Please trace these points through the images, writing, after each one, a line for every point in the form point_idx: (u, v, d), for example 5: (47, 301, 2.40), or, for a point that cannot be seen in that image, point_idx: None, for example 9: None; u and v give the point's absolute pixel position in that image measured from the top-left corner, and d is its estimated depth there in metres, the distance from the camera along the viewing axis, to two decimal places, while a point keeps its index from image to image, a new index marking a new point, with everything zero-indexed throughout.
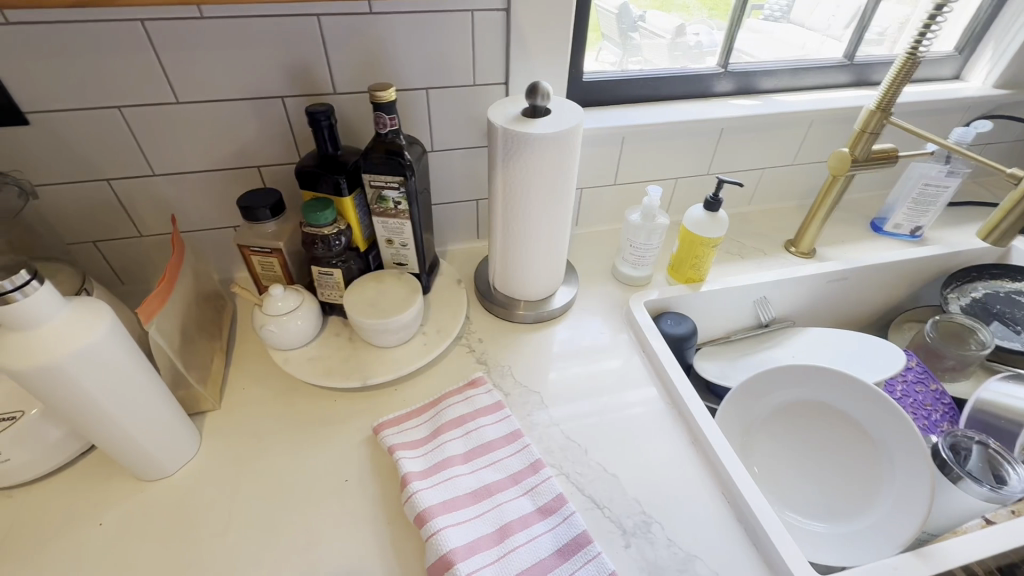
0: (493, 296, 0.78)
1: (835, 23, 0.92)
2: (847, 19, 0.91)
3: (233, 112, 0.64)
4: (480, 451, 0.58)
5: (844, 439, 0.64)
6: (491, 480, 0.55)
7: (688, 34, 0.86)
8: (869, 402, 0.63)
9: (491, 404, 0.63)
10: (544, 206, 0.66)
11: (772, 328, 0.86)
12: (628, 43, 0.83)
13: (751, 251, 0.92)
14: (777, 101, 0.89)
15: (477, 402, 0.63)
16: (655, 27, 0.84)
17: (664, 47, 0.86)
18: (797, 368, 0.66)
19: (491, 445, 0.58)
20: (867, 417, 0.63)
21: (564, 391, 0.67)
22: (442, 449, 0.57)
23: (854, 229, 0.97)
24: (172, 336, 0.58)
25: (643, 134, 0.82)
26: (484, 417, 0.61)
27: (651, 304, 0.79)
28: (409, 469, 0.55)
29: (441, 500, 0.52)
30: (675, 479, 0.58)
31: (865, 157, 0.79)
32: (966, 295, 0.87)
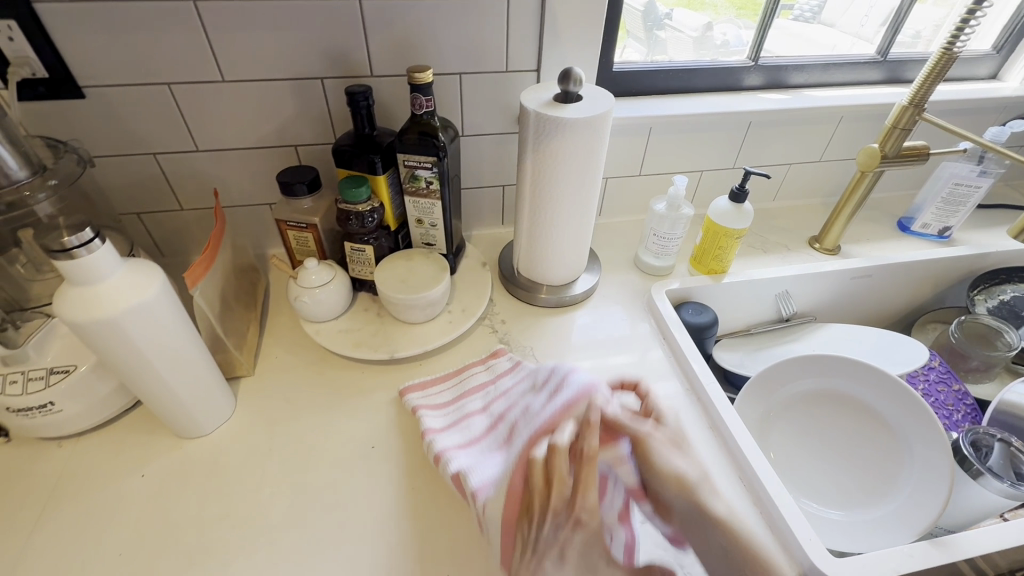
0: (517, 280, 0.79)
1: (868, 22, 0.91)
2: (880, 17, 0.90)
3: (275, 91, 0.67)
4: (496, 399, 0.60)
5: (864, 433, 0.65)
6: (503, 411, 0.57)
7: (714, 32, 0.86)
8: (892, 395, 0.63)
9: (511, 366, 0.64)
10: (573, 190, 0.67)
11: (793, 322, 0.86)
12: (654, 40, 0.84)
13: (774, 245, 0.92)
14: (807, 96, 0.89)
15: (498, 367, 0.64)
16: (680, 25, 0.84)
17: (687, 47, 0.86)
18: (820, 359, 0.67)
19: (506, 390, 0.60)
20: (889, 410, 0.64)
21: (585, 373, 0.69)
22: (462, 407, 0.60)
23: (880, 228, 0.97)
24: (213, 302, 0.60)
25: (670, 125, 0.83)
26: (504, 376, 0.63)
27: (672, 293, 0.80)
28: (429, 425, 0.58)
29: (458, 442, 0.56)
30: None
31: (894, 154, 0.79)
32: (994, 296, 0.87)
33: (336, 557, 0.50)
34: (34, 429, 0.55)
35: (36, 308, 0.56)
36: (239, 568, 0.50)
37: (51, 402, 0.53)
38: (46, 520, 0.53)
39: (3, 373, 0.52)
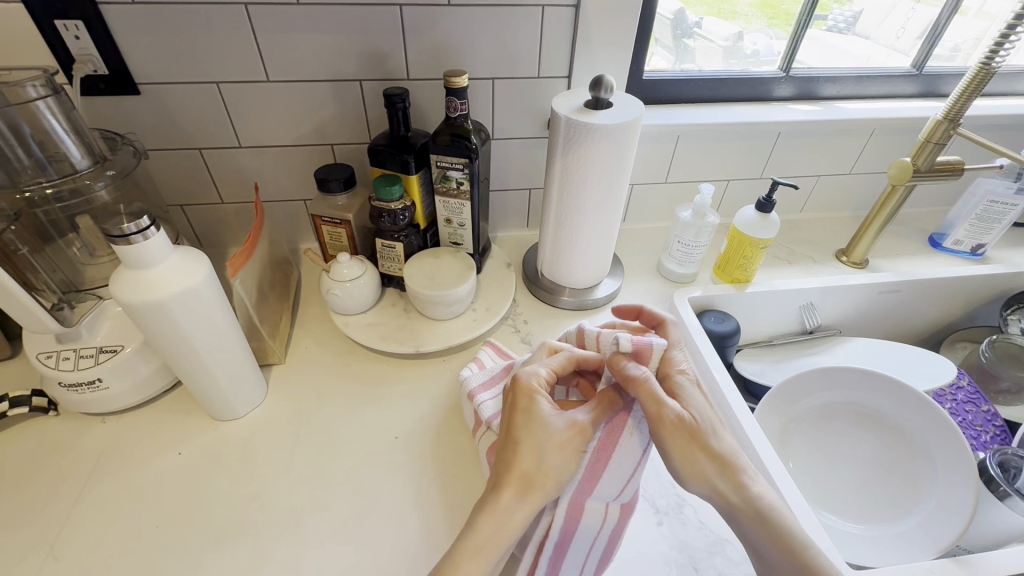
0: (540, 281, 0.81)
1: (904, 35, 0.90)
2: (917, 31, 0.90)
3: (316, 92, 0.70)
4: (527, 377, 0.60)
5: (889, 449, 0.64)
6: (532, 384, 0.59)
7: (745, 42, 0.86)
8: (917, 408, 0.62)
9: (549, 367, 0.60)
10: (600, 195, 0.68)
11: (817, 335, 0.86)
12: (683, 50, 0.85)
13: (800, 257, 0.92)
14: (839, 108, 0.88)
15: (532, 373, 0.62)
16: (711, 34, 0.85)
17: (719, 53, 0.86)
18: (844, 372, 0.66)
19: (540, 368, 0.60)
20: (914, 426, 0.63)
21: None
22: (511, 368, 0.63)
23: (911, 243, 0.95)
24: (251, 291, 0.63)
25: (698, 133, 0.83)
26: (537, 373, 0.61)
27: (695, 301, 0.80)
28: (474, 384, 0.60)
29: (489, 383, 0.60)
30: None
31: (927, 168, 0.78)
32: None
33: (358, 541, 0.52)
34: (82, 403, 0.58)
35: (89, 289, 0.59)
36: (267, 546, 0.52)
37: (98, 378, 0.56)
38: (89, 489, 0.56)
39: (57, 349, 0.55)
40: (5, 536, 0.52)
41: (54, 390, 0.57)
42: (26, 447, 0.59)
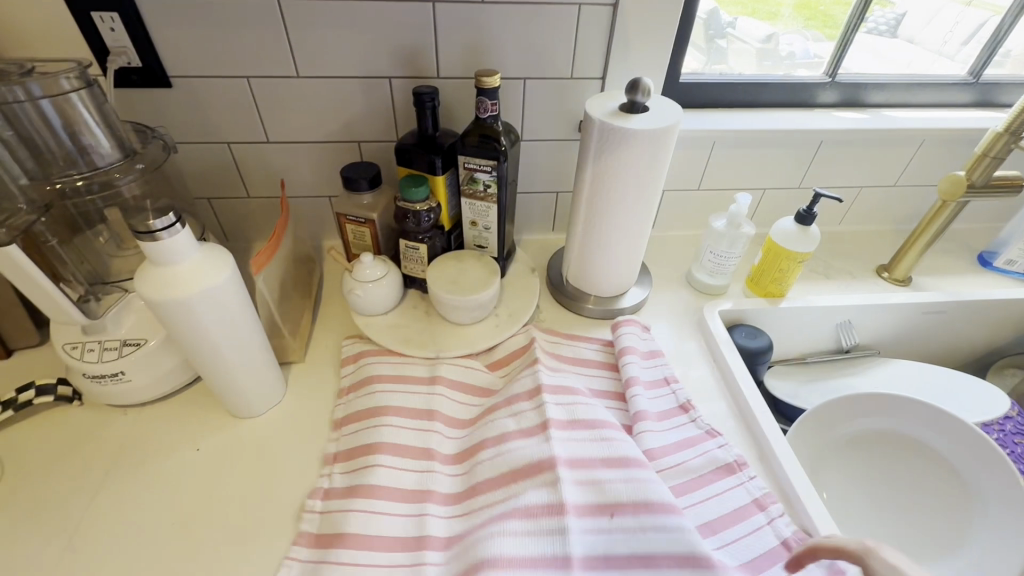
0: (564, 288, 0.79)
1: (951, 39, 0.85)
2: (964, 35, 0.85)
3: (345, 88, 0.69)
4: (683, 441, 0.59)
5: (936, 475, 0.60)
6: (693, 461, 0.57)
7: (779, 43, 0.82)
8: (964, 441, 0.58)
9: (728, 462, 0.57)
10: (631, 203, 0.65)
11: (853, 354, 0.82)
12: (712, 49, 0.81)
13: (838, 272, 0.87)
14: (887, 117, 0.84)
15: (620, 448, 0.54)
16: (743, 33, 0.80)
17: (751, 54, 0.82)
18: (909, 403, 0.61)
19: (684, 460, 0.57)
20: (962, 462, 0.59)
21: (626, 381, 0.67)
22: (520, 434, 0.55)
23: (958, 261, 0.90)
24: (273, 289, 0.63)
25: (736, 140, 0.80)
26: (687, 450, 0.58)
27: (724, 313, 0.77)
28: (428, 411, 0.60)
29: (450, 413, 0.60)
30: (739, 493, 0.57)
31: (982, 184, 0.73)
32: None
33: None
34: (106, 395, 0.58)
35: (116, 282, 0.59)
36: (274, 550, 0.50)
37: (122, 371, 0.56)
38: (109, 481, 0.56)
39: (83, 341, 0.56)
40: (27, 526, 0.53)
41: (79, 381, 0.58)
42: (49, 436, 0.60)
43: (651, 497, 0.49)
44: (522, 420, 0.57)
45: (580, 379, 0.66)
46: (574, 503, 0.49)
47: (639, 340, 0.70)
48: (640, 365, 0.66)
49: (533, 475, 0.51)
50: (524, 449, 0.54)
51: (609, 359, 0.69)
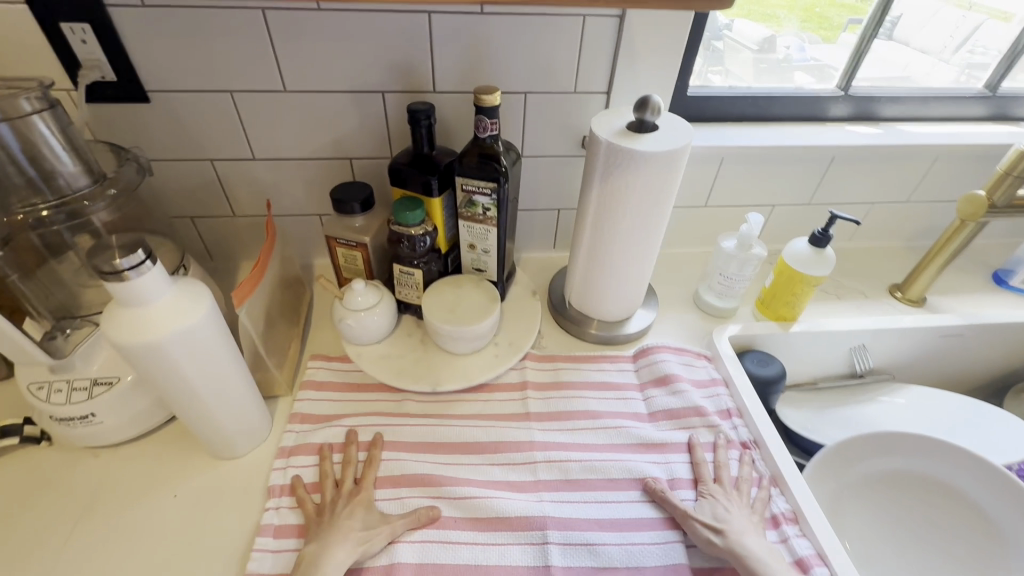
0: (566, 313, 0.74)
1: (948, 46, 0.82)
2: (959, 43, 0.82)
3: (336, 104, 0.65)
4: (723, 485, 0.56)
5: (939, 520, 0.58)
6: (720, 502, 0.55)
7: (775, 47, 0.78)
8: (1003, 492, 0.56)
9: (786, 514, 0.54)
10: (639, 227, 0.62)
11: (867, 380, 0.78)
12: (709, 52, 0.76)
13: (850, 292, 0.84)
14: (901, 131, 0.81)
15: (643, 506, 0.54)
16: (740, 36, 0.76)
17: (749, 60, 0.78)
18: (901, 440, 0.60)
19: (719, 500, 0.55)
20: (1000, 515, 0.56)
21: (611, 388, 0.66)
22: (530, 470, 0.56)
23: (973, 279, 0.87)
24: (257, 320, 0.59)
25: (745, 156, 0.77)
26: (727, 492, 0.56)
27: (735, 338, 0.73)
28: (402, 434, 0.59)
29: (414, 438, 0.59)
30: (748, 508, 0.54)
31: (1003, 204, 0.70)
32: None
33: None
34: (76, 437, 0.54)
35: (86, 315, 0.55)
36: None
37: (92, 413, 0.52)
38: (78, 532, 0.52)
39: (49, 380, 0.51)
40: None
41: (47, 423, 0.53)
42: (13, 481, 0.55)
43: (646, 565, 0.50)
44: (511, 471, 0.56)
45: (604, 399, 0.64)
46: (564, 567, 0.49)
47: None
48: (664, 399, 0.64)
49: (520, 531, 0.51)
50: (514, 503, 0.53)
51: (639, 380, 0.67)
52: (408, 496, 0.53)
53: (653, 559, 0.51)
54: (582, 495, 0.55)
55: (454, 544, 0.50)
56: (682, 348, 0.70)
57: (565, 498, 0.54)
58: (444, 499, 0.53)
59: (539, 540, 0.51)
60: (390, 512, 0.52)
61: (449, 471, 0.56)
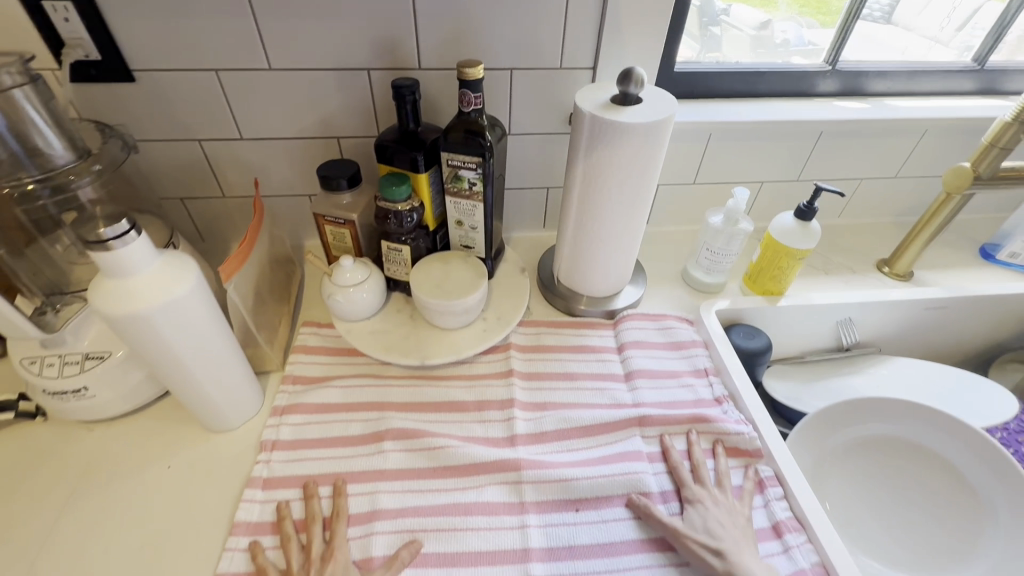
0: (555, 288, 0.75)
1: (948, 25, 0.82)
2: (960, 20, 0.82)
3: (322, 82, 0.65)
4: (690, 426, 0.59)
5: (906, 480, 0.59)
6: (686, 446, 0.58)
7: (773, 30, 0.79)
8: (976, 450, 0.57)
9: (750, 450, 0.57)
10: (623, 200, 0.62)
11: (853, 353, 0.79)
12: (706, 37, 0.77)
13: (837, 267, 0.85)
14: (888, 106, 0.81)
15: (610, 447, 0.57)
16: (736, 20, 0.77)
17: (745, 42, 0.79)
18: (880, 404, 0.60)
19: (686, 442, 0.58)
20: (974, 474, 0.57)
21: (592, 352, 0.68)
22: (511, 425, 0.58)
23: (960, 253, 0.87)
24: (246, 296, 0.60)
25: (732, 132, 0.77)
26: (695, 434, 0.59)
27: (723, 313, 0.74)
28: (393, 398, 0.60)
29: (405, 398, 0.61)
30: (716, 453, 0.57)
31: (988, 176, 0.71)
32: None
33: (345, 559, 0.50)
34: (69, 411, 0.55)
35: (76, 292, 0.55)
36: (239, 535, 0.49)
37: (85, 387, 0.53)
38: (74, 501, 0.53)
39: (41, 355, 0.52)
40: None
41: (41, 398, 0.54)
42: (9, 456, 0.56)
43: (612, 500, 0.53)
44: (490, 427, 0.59)
45: (584, 363, 0.66)
46: (536, 503, 0.52)
47: (643, 332, 0.70)
48: (642, 360, 0.66)
49: (496, 472, 0.54)
50: (490, 450, 0.56)
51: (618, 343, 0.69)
52: (389, 450, 0.55)
53: (619, 488, 0.53)
54: (553, 444, 0.57)
55: (433, 492, 0.52)
56: (658, 315, 0.72)
57: (540, 445, 0.57)
58: (426, 450, 0.55)
59: (513, 481, 0.54)
60: (378, 466, 0.54)
61: (434, 427, 0.58)
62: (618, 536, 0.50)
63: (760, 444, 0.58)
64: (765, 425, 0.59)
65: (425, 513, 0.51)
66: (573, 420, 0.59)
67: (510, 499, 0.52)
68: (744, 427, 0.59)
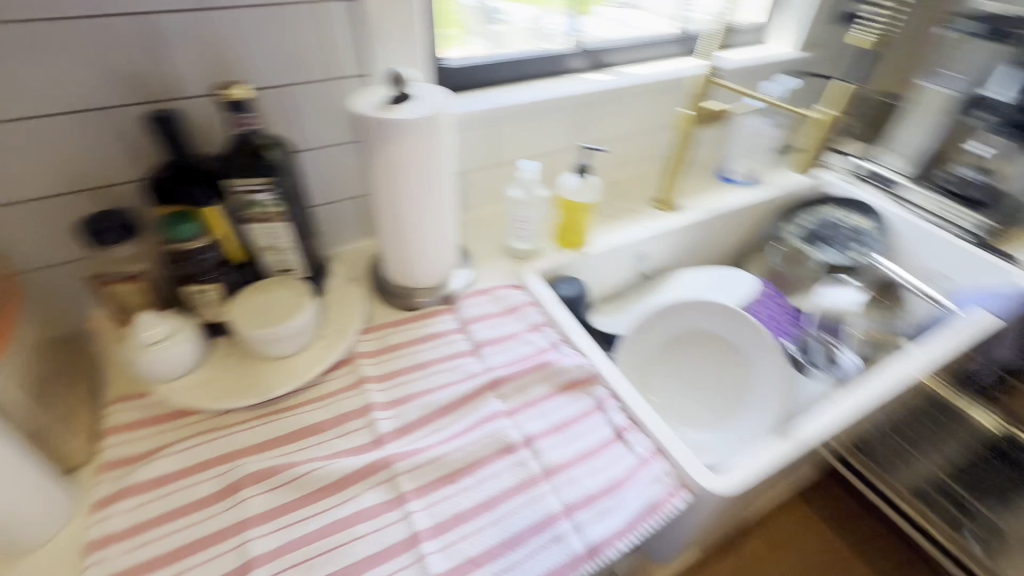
0: (390, 290, 0.77)
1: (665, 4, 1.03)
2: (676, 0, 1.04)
3: (55, 129, 0.57)
4: (535, 374, 0.66)
5: (711, 352, 0.73)
6: (537, 393, 0.65)
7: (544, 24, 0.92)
8: (728, 316, 0.71)
9: (584, 376, 0.67)
10: (423, 192, 0.67)
11: (651, 278, 0.96)
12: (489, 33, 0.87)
13: (625, 211, 1.00)
14: (626, 74, 0.98)
15: (474, 416, 0.62)
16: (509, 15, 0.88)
17: (523, 33, 0.91)
18: (676, 308, 0.73)
19: (534, 389, 0.65)
20: (732, 332, 0.71)
21: (438, 339, 0.71)
22: (375, 428, 0.59)
23: (707, 180, 1.10)
24: (19, 390, 0.51)
25: (511, 114, 0.86)
26: (540, 380, 0.66)
27: (543, 272, 0.84)
28: (241, 445, 0.57)
29: (255, 441, 0.57)
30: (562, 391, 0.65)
31: (701, 116, 0.91)
32: (809, 218, 1.05)
33: None
34: None
35: None
36: None
37: None
38: None
39: None
40: None
41: None
42: None
43: (484, 462, 0.57)
44: (353, 438, 0.59)
45: (432, 350, 0.70)
46: (415, 491, 0.54)
47: (481, 308, 0.76)
48: (484, 331, 0.73)
49: (370, 477, 0.55)
50: (357, 458, 0.56)
51: (461, 323, 0.74)
52: (250, 497, 0.52)
53: (487, 449, 0.58)
54: (419, 432, 0.60)
55: (307, 519, 0.51)
56: (490, 290, 0.80)
57: (407, 435, 0.59)
58: (289, 483, 0.53)
59: (388, 479, 0.55)
60: (240, 516, 0.51)
61: (295, 457, 0.56)
62: (495, 490, 0.55)
63: (590, 368, 0.67)
64: (594, 354, 0.69)
65: (303, 542, 0.49)
66: (434, 402, 0.63)
67: (389, 495, 0.53)
68: (579, 359, 0.68)
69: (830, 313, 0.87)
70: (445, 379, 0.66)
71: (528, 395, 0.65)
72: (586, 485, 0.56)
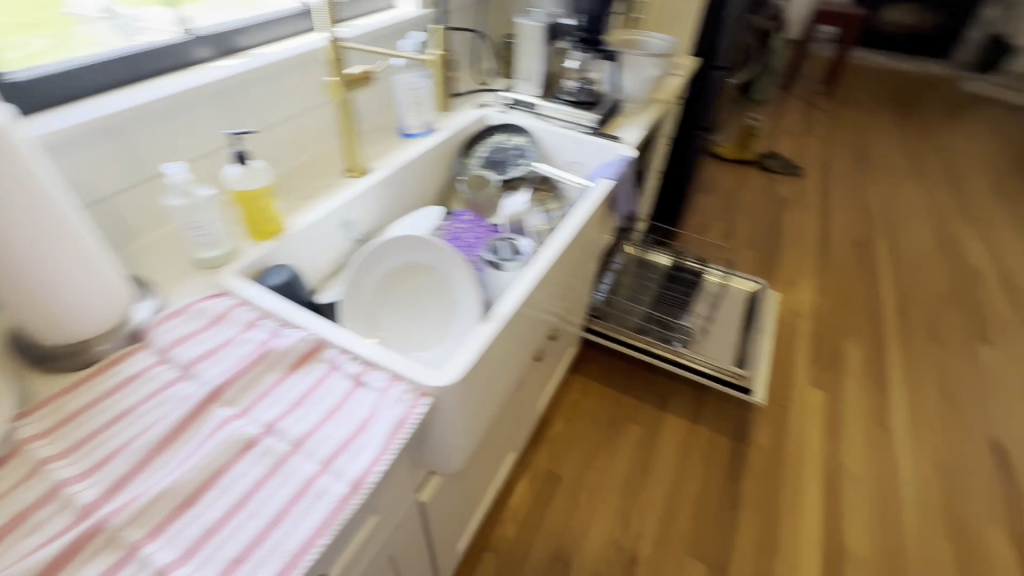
0: (49, 355, 0.64)
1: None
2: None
3: None
4: (257, 367, 0.65)
5: (423, 284, 0.81)
6: (264, 384, 0.64)
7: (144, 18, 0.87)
8: (416, 246, 0.79)
9: (308, 348, 0.68)
10: (32, 227, 0.55)
11: (365, 241, 1.01)
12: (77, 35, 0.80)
13: (320, 188, 1.01)
14: (261, 54, 0.95)
15: (200, 435, 0.57)
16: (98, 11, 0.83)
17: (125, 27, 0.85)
18: (382, 251, 0.77)
19: (261, 381, 0.64)
20: (427, 257, 0.79)
21: (135, 381, 0.63)
22: (74, 502, 0.51)
23: (389, 140, 1.17)
24: None
25: (136, 119, 0.76)
26: (266, 370, 0.65)
27: (242, 270, 0.80)
28: None
29: None
30: (292, 369, 0.66)
31: (348, 82, 0.96)
32: (484, 147, 1.24)
33: None
34: None
35: None
36: None
37: None
38: None
39: None
40: None
41: None
42: None
43: (221, 469, 0.54)
44: (47, 527, 0.49)
45: (129, 395, 0.61)
46: (147, 537, 0.49)
47: (179, 329, 0.69)
48: (189, 351, 0.66)
49: (81, 552, 0.47)
50: (57, 542, 0.48)
51: (159, 354, 0.67)
52: None
53: (222, 455, 0.55)
54: (135, 481, 0.53)
55: None
56: (185, 308, 0.73)
57: (121, 490, 0.52)
58: None
59: (109, 540, 0.48)
60: None
61: None
62: (243, 487, 0.53)
63: (313, 338, 0.69)
64: (316, 325, 0.71)
65: None
66: (146, 443, 0.56)
67: (116, 558, 0.47)
68: (300, 334, 0.69)
69: (513, 221, 1.04)
70: (155, 414, 0.59)
71: (257, 389, 0.63)
72: (335, 437, 0.58)
